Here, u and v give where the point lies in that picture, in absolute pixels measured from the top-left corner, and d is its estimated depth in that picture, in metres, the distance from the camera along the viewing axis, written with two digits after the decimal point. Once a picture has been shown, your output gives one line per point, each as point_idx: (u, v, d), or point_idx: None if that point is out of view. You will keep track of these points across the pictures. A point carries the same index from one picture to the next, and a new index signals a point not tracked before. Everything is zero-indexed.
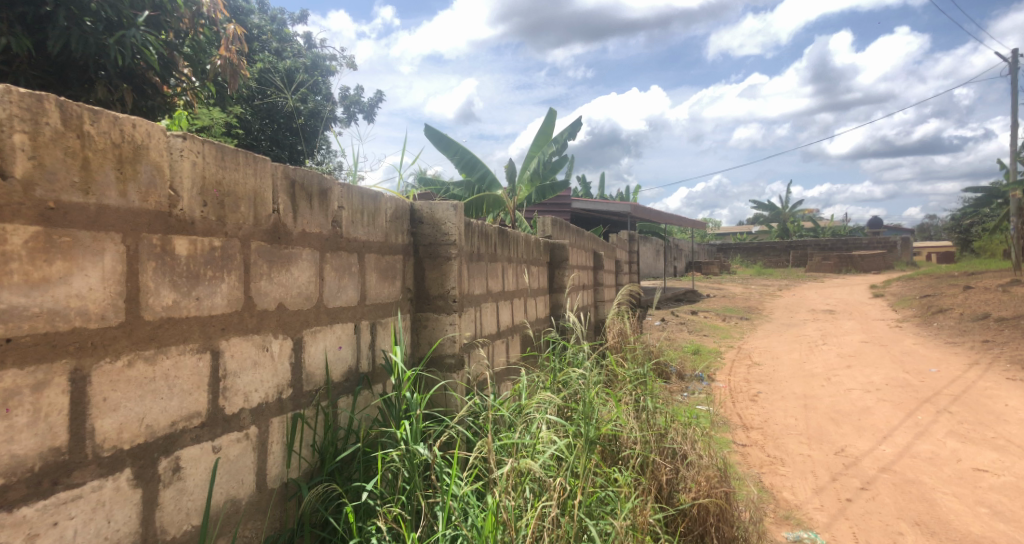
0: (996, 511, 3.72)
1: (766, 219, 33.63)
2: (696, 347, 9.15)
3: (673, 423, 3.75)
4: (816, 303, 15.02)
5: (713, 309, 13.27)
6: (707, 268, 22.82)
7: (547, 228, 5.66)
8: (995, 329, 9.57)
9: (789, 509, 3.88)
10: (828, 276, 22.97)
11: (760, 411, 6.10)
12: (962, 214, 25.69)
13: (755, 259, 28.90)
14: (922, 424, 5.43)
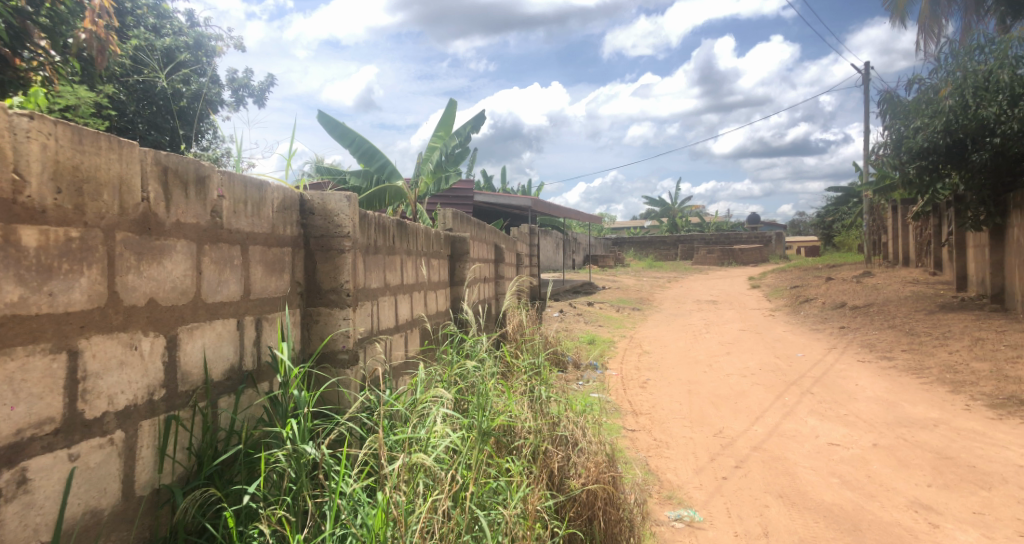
0: (845, 481, 4.09)
1: (656, 215, 35.16)
2: (591, 337, 9.43)
3: (566, 412, 3.83)
4: (700, 294, 15.90)
5: (607, 300, 13.73)
6: (603, 261, 23.54)
7: (449, 221, 5.75)
8: (851, 315, 10.52)
9: (671, 489, 4.10)
10: (712, 268, 24.35)
11: (649, 397, 6.39)
12: (827, 211, 27.98)
13: (647, 252, 30.14)
14: (789, 405, 5.88)
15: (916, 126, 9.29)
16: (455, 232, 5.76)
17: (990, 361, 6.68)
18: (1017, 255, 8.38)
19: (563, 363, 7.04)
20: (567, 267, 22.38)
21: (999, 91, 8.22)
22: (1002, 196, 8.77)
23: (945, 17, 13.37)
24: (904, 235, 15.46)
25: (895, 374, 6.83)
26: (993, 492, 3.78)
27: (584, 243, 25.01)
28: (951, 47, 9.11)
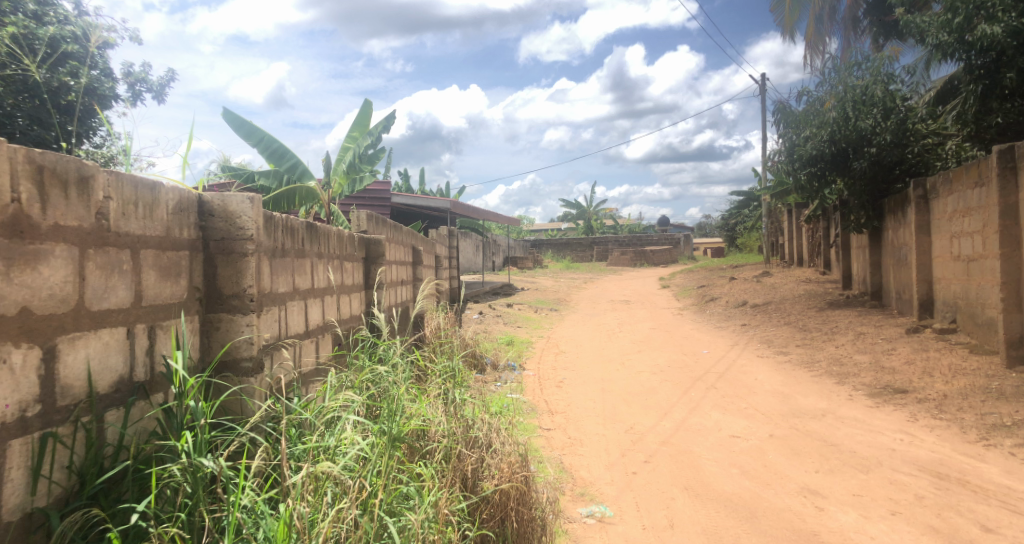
0: (743, 471, 4.31)
1: (573, 218, 35.88)
2: (509, 337, 9.50)
3: (481, 413, 3.84)
4: (614, 294, 16.33)
5: (525, 302, 13.86)
6: (522, 263, 23.76)
7: (363, 223, 5.67)
8: (752, 313, 11.12)
9: (584, 486, 4.19)
10: (626, 269, 25.06)
11: (564, 396, 6.51)
12: (731, 214, 29.44)
13: (564, 253, 30.67)
14: (696, 400, 6.14)
15: (806, 135, 9.92)
16: (370, 233, 5.67)
17: (870, 354, 7.23)
18: (892, 256, 9.11)
19: (481, 365, 7.04)
20: (487, 269, 22.42)
21: (874, 106, 9.08)
22: (879, 201, 9.50)
23: (828, 35, 14.35)
24: (799, 236, 16.47)
25: (790, 368, 7.26)
26: (870, 475, 4.09)
27: (504, 245, 25.10)
28: (833, 63, 9.79)
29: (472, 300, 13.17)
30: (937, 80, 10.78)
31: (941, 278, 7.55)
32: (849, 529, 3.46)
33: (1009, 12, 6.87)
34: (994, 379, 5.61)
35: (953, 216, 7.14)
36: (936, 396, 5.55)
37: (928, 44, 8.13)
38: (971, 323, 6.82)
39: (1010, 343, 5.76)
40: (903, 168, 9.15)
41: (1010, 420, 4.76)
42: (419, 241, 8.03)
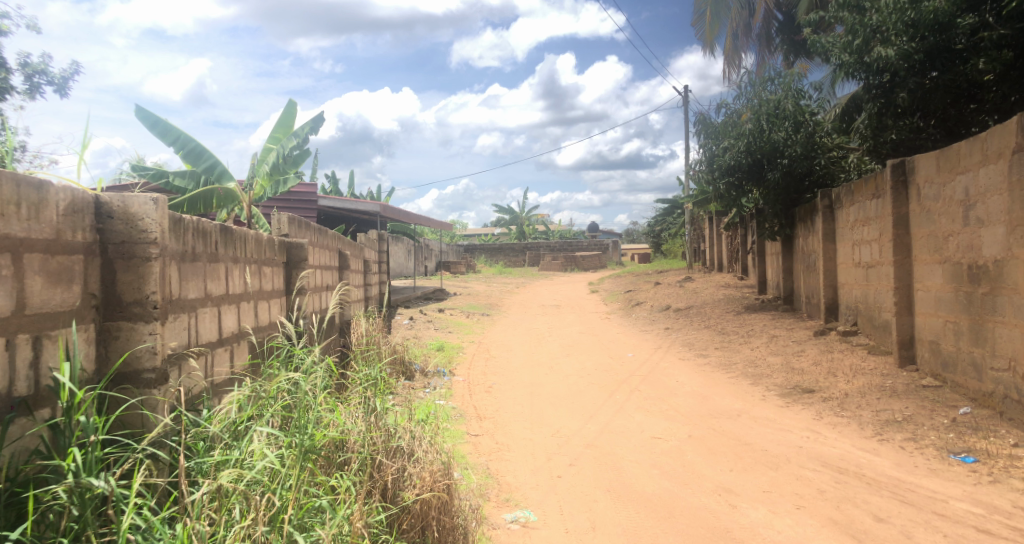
0: (663, 472, 4.40)
1: (506, 223, 36.02)
2: (439, 342, 9.40)
3: (406, 421, 3.72)
4: (544, 299, 16.46)
5: (456, 306, 13.77)
6: (454, 268, 23.65)
7: (284, 226, 5.47)
8: (675, 317, 11.44)
9: (509, 491, 4.16)
10: (557, 274, 25.34)
11: (492, 401, 6.47)
12: (657, 221, 30.26)
13: (497, 257, 30.68)
14: (620, 403, 6.24)
15: (724, 146, 10.28)
16: (291, 237, 5.48)
17: (782, 356, 7.56)
18: (802, 262, 9.58)
19: (408, 371, 6.93)
20: (418, 274, 22.16)
21: (786, 119, 9.52)
22: (791, 210, 9.98)
23: (744, 50, 14.90)
24: (719, 243, 17.08)
25: (709, 370, 7.50)
26: (779, 472, 4.25)
27: (437, 250, 24.86)
28: (749, 77, 10.19)
29: (402, 305, 12.96)
30: (841, 96, 11.41)
31: (845, 283, 7.98)
32: (758, 525, 3.56)
33: (901, 37, 7.32)
34: (888, 378, 5.98)
35: (855, 224, 7.56)
36: (839, 395, 5.85)
37: (833, 62, 8.57)
38: (871, 326, 7.23)
39: (903, 344, 6.14)
40: (812, 180, 9.67)
41: (902, 415, 5.07)
42: (346, 244, 7.81)
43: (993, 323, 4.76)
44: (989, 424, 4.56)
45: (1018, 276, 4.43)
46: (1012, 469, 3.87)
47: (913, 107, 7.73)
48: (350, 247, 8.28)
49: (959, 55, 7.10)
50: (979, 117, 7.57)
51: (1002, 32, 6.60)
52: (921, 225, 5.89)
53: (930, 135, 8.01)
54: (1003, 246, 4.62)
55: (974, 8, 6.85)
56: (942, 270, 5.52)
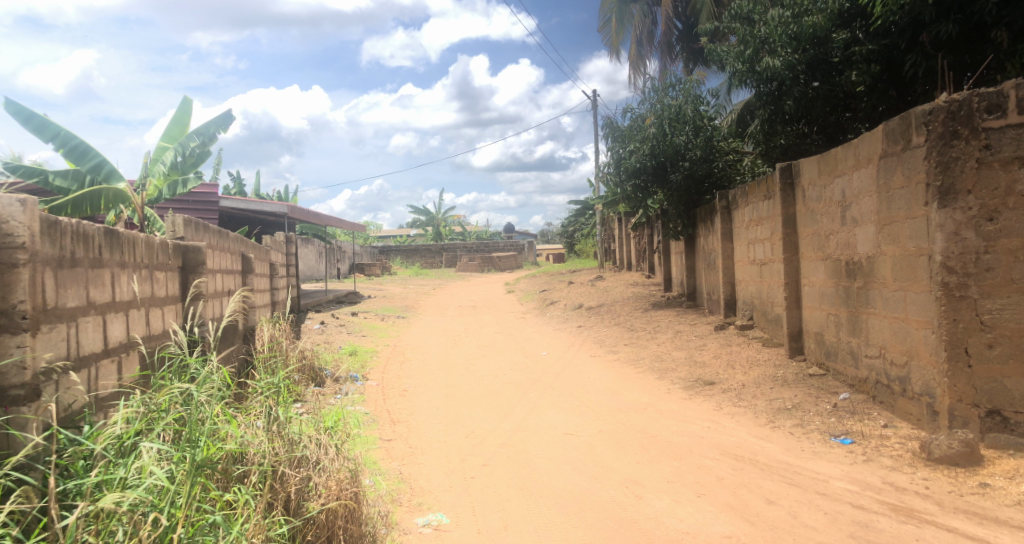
0: (575, 467, 4.47)
1: (421, 224, 35.72)
2: (352, 346, 9.17)
3: (315, 428, 3.56)
4: (461, 299, 16.43)
5: (369, 309, 13.48)
6: (369, 270, 23.18)
7: (179, 229, 5.19)
8: (587, 315, 11.71)
9: (422, 495, 4.10)
10: (472, 275, 25.34)
11: (407, 404, 6.37)
12: (570, 221, 30.83)
13: (413, 258, 30.30)
14: (535, 401, 6.30)
15: (630, 149, 10.53)
16: (187, 240, 5.20)
17: (685, 350, 7.89)
18: (703, 260, 10.03)
19: (318, 378, 6.75)
20: (330, 276, 21.56)
21: (686, 124, 9.94)
22: (692, 211, 10.41)
23: (647, 57, 15.35)
24: (628, 243, 17.61)
25: (619, 365, 7.72)
26: (682, 462, 4.42)
27: (349, 252, 24.26)
28: (652, 83, 10.51)
29: (313, 309, 12.51)
30: (736, 103, 12.01)
31: (742, 280, 8.42)
32: (663, 513, 3.65)
33: (785, 48, 7.79)
34: (779, 369, 6.36)
35: (749, 224, 7.98)
36: (737, 386, 6.16)
37: (727, 71, 9.02)
38: (764, 320, 7.67)
39: (793, 336, 6.55)
40: (711, 182, 10.18)
41: (791, 403, 5.40)
42: (248, 247, 7.47)
43: (867, 314, 5.14)
44: (864, 408, 4.94)
45: (885, 271, 4.81)
46: (883, 448, 4.20)
47: (798, 113, 8.22)
48: (254, 250, 7.95)
49: (836, 67, 7.67)
50: (853, 125, 8.22)
51: (870, 48, 7.18)
52: (806, 225, 6.29)
53: (813, 141, 8.54)
54: (874, 244, 5.00)
55: (846, 25, 7.50)
56: (824, 266, 5.92)
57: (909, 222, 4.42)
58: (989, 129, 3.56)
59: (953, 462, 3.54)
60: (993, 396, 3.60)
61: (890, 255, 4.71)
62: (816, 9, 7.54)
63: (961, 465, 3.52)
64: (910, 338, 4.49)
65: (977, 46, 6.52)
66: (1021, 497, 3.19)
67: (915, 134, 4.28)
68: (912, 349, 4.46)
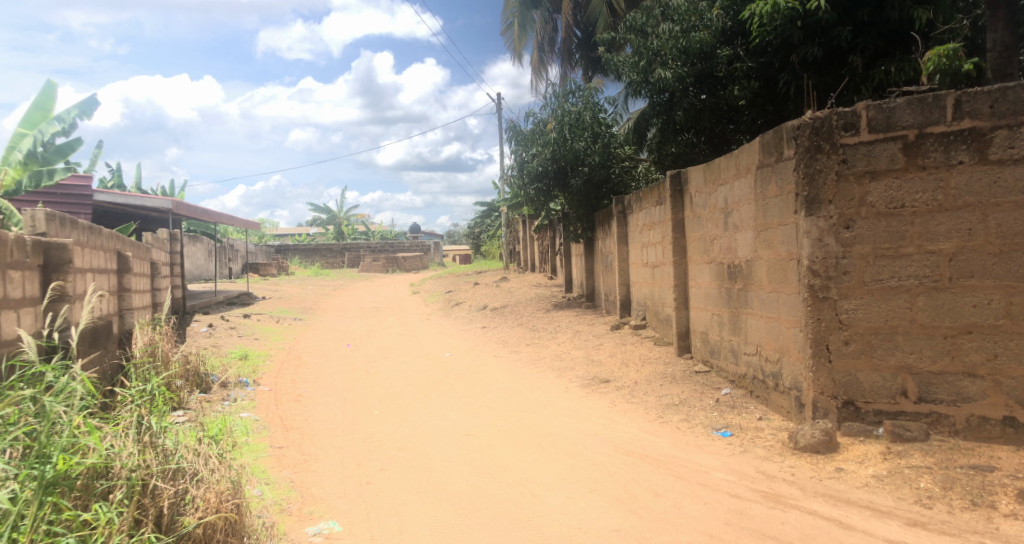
0: (473, 468, 4.49)
1: (322, 223, 34.70)
2: (244, 350, 8.76)
3: (197, 436, 3.32)
4: (362, 301, 16.10)
5: (264, 311, 12.94)
6: (264, 270, 22.22)
7: (40, 224, 4.77)
8: (490, 315, 11.79)
9: (314, 504, 4.00)
10: (376, 276, 24.90)
11: (302, 409, 6.17)
12: (476, 222, 30.93)
13: (313, 258, 29.34)
14: (435, 403, 6.28)
15: (532, 152, 10.67)
16: (49, 237, 4.79)
17: (583, 349, 8.11)
18: (601, 262, 10.34)
19: (204, 383, 6.41)
20: (222, 276, 20.52)
21: (585, 130, 10.17)
22: (592, 215, 10.71)
23: (548, 63, 15.63)
24: (532, 245, 17.87)
25: (519, 365, 7.83)
26: (576, 459, 4.54)
27: (243, 251, 23.15)
28: (553, 89, 10.71)
29: (202, 311, 11.87)
30: (632, 112, 12.41)
31: (636, 282, 8.76)
32: (555, 511, 3.73)
33: (676, 61, 8.17)
34: (668, 366, 6.68)
35: (643, 228, 8.32)
36: (630, 384, 6.41)
37: (623, 80, 9.31)
38: (656, 320, 8.02)
39: (681, 335, 6.89)
40: (608, 188, 10.52)
41: (678, 399, 5.68)
42: (125, 245, 6.97)
43: (745, 314, 5.49)
44: (742, 402, 5.29)
45: (761, 274, 5.16)
46: (757, 439, 4.51)
47: (688, 123, 8.64)
48: (133, 248, 7.42)
49: (721, 81, 8.15)
50: (736, 136, 8.69)
51: (750, 65, 7.68)
52: (693, 230, 6.64)
53: (700, 151, 8.99)
54: (751, 248, 5.34)
55: (729, 42, 8.00)
56: (709, 269, 6.27)
57: (782, 229, 4.76)
58: (846, 145, 3.90)
59: (815, 450, 3.86)
60: (849, 389, 3.95)
61: (766, 259, 5.05)
62: (702, 25, 7.95)
63: (822, 453, 3.84)
64: (782, 336, 4.84)
65: (838, 68, 7.16)
66: (868, 479, 3.51)
67: (786, 147, 4.61)
68: (783, 346, 4.81)
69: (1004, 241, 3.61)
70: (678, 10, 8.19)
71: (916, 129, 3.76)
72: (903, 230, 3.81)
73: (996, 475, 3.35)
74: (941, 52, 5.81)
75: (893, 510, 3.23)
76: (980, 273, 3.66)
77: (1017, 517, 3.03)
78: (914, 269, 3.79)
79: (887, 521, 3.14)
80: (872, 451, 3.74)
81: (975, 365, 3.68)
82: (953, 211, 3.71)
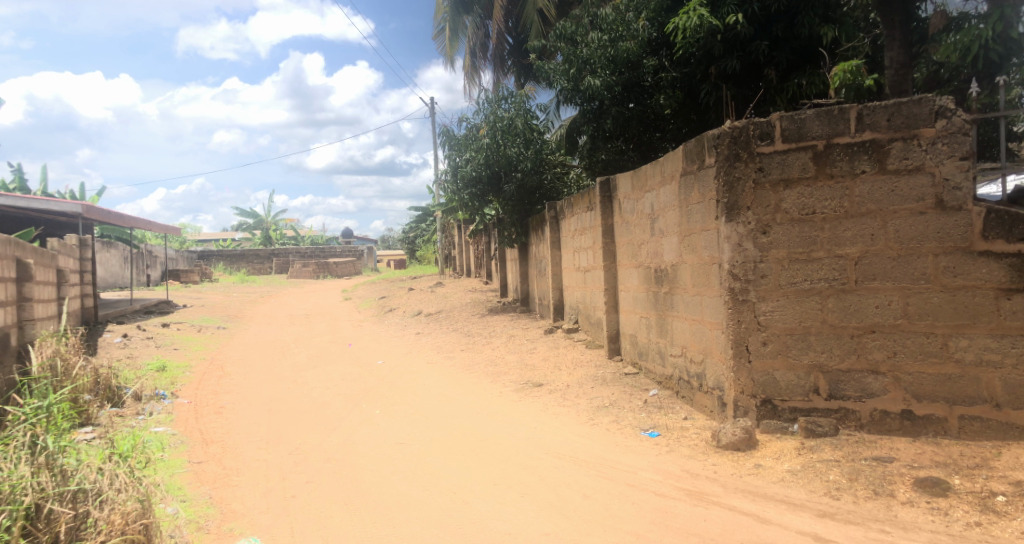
0: (403, 477, 4.42)
1: (249, 227, 33.62)
2: (162, 361, 8.34)
3: (103, 456, 3.13)
4: (291, 308, 15.67)
5: (185, 320, 12.39)
6: (186, 276, 21.29)
7: None
8: (424, 321, 11.69)
9: (234, 520, 3.86)
10: (307, 282, 24.28)
11: (224, 422, 5.93)
12: (411, 227, 30.64)
13: (239, 263, 28.31)
14: (366, 412, 6.17)
15: (465, 157, 10.63)
16: None
17: (517, 354, 8.15)
18: (535, 267, 10.44)
19: (116, 397, 6.09)
20: (139, 284, 19.53)
21: (517, 136, 10.24)
22: (526, 220, 10.80)
23: (481, 68, 15.64)
24: (468, 249, 17.85)
25: (452, 371, 7.79)
26: (508, 463, 4.55)
27: (163, 257, 22.11)
28: (485, 94, 10.74)
29: (117, 320, 11.25)
30: (563, 120, 12.57)
31: (569, 286, 8.88)
32: (487, 517, 3.73)
33: (605, 69, 8.35)
34: (599, 369, 6.79)
35: (574, 234, 8.44)
36: (562, 387, 6.48)
37: (554, 87, 9.44)
38: (588, 323, 8.14)
39: (611, 338, 7.03)
40: (541, 193, 10.63)
41: (608, 401, 5.79)
42: (26, 252, 6.53)
43: (671, 317, 5.64)
44: (669, 403, 5.43)
45: (686, 277, 5.33)
46: (682, 438, 4.64)
47: (617, 131, 8.83)
48: (35, 255, 6.96)
49: (647, 90, 8.37)
50: (663, 144, 8.94)
51: (674, 75, 7.93)
52: (622, 235, 6.79)
53: (629, 157, 9.21)
54: (676, 253, 5.50)
55: (655, 52, 8.22)
56: (637, 273, 6.42)
57: (704, 234, 4.92)
58: (762, 154, 4.08)
59: (735, 447, 4.01)
60: (767, 388, 4.13)
61: (690, 263, 5.22)
62: (629, 35, 8.15)
63: (742, 450, 3.99)
64: (705, 337, 5.01)
65: (755, 81, 7.48)
66: (784, 474, 3.67)
67: (707, 155, 4.78)
68: (706, 347, 4.98)
69: (901, 246, 3.84)
70: (607, 20, 8.36)
71: (824, 140, 3.96)
72: (814, 235, 4.01)
73: (896, 465, 3.57)
74: (845, 68, 6.17)
75: (805, 502, 3.38)
76: (881, 275, 3.88)
77: (914, 505, 3.23)
78: (824, 272, 3.99)
79: (799, 514, 3.29)
80: (787, 447, 3.92)
81: (878, 362, 3.90)
82: (857, 217, 3.93)
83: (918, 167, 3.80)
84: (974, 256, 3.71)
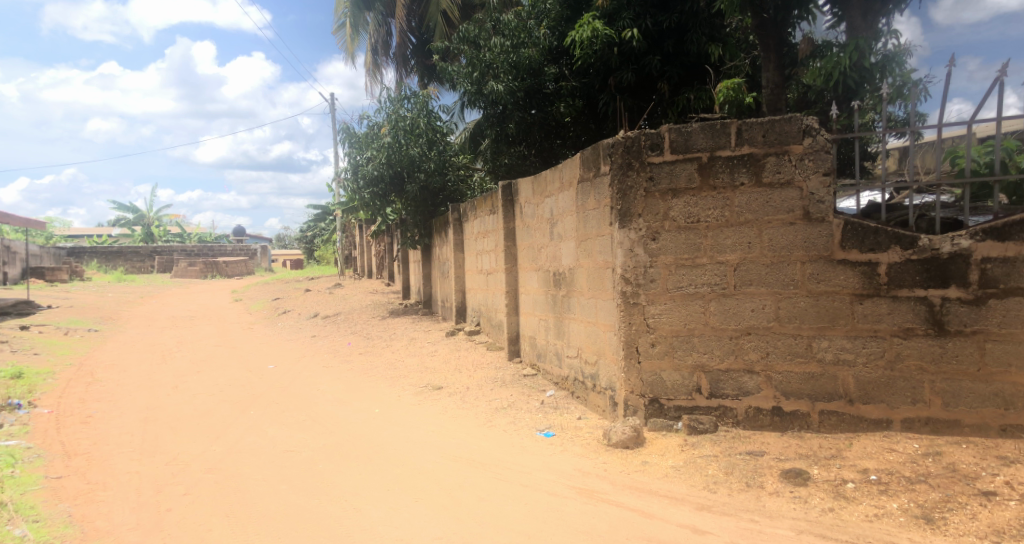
0: (291, 486, 4.27)
1: (128, 223, 31.31)
2: (18, 367, 7.59)
3: None
4: (173, 310, 14.71)
5: (50, 322, 11.34)
6: (53, 275, 19.51)
7: None
8: (321, 324, 11.33)
9: (97, 539, 3.58)
10: (193, 283, 22.90)
11: (91, 433, 5.47)
12: (310, 225, 29.65)
13: (115, 261, 26.28)
14: (254, 419, 5.89)
15: (365, 156, 10.41)
16: None
17: (417, 356, 8.08)
18: (438, 269, 10.39)
19: None
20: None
21: (420, 136, 10.16)
22: (429, 222, 10.72)
23: (383, 66, 15.35)
24: (370, 250, 17.48)
25: (349, 375, 7.60)
26: (404, 468, 4.49)
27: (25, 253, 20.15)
28: (388, 93, 10.56)
29: None
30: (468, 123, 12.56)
31: (471, 288, 8.89)
32: (378, 523, 3.66)
33: (507, 75, 8.44)
34: (499, 371, 6.85)
35: (477, 236, 8.46)
36: (462, 389, 6.48)
37: (458, 89, 9.45)
38: (489, 325, 8.19)
39: (511, 340, 7.12)
40: (445, 195, 10.59)
41: (506, 402, 5.85)
42: None
43: (568, 319, 5.78)
44: (564, 403, 5.57)
45: (582, 281, 5.47)
46: (576, 438, 4.75)
47: (520, 136, 8.95)
48: None
49: (548, 97, 8.53)
50: (563, 151, 9.13)
51: (574, 84, 8.13)
52: (522, 238, 6.88)
53: (531, 163, 9.34)
54: (573, 257, 5.64)
55: (556, 61, 8.41)
56: (537, 276, 6.52)
57: (599, 239, 5.07)
58: (652, 164, 4.28)
59: (625, 445, 4.16)
60: (654, 387, 4.32)
61: (586, 267, 5.36)
62: (531, 42, 8.29)
63: (631, 447, 4.15)
64: (599, 339, 5.16)
65: (648, 94, 7.79)
66: (668, 469, 3.84)
67: (603, 163, 4.94)
68: (600, 349, 5.13)
69: (774, 253, 4.12)
70: (509, 26, 8.46)
71: (708, 152, 4.19)
72: (698, 242, 4.23)
73: (767, 459, 3.82)
74: (728, 85, 6.55)
75: (686, 496, 3.55)
76: (757, 281, 4.15)
77: (780, 494, 3.47)
78: (707, 277, 4.21)
79: (680, 507, 3.45)
80: (672, 444, 4.11)
81: (753, 362, 4.16)
82: (736, 226, 4.18)
83: (788, 181, 4.09)
84: (835, 265, 4.02)
